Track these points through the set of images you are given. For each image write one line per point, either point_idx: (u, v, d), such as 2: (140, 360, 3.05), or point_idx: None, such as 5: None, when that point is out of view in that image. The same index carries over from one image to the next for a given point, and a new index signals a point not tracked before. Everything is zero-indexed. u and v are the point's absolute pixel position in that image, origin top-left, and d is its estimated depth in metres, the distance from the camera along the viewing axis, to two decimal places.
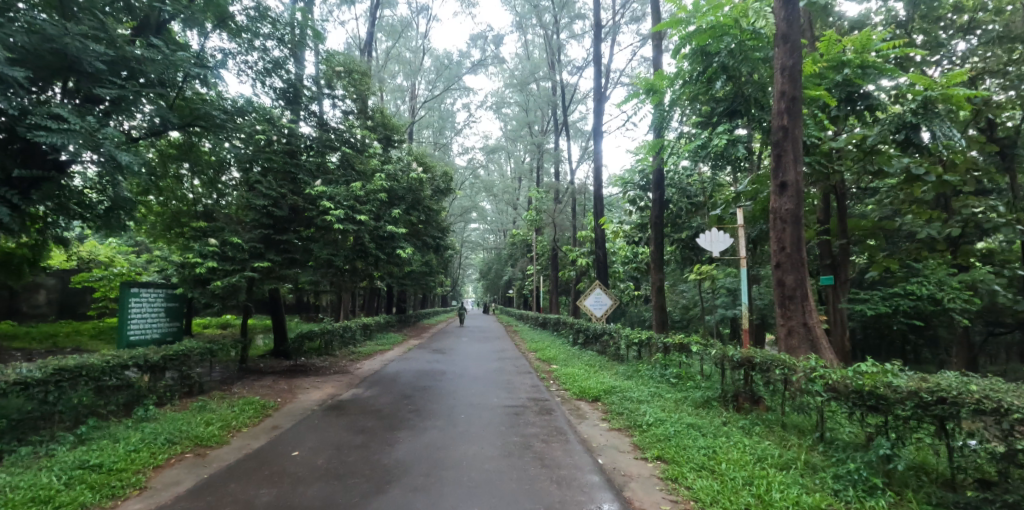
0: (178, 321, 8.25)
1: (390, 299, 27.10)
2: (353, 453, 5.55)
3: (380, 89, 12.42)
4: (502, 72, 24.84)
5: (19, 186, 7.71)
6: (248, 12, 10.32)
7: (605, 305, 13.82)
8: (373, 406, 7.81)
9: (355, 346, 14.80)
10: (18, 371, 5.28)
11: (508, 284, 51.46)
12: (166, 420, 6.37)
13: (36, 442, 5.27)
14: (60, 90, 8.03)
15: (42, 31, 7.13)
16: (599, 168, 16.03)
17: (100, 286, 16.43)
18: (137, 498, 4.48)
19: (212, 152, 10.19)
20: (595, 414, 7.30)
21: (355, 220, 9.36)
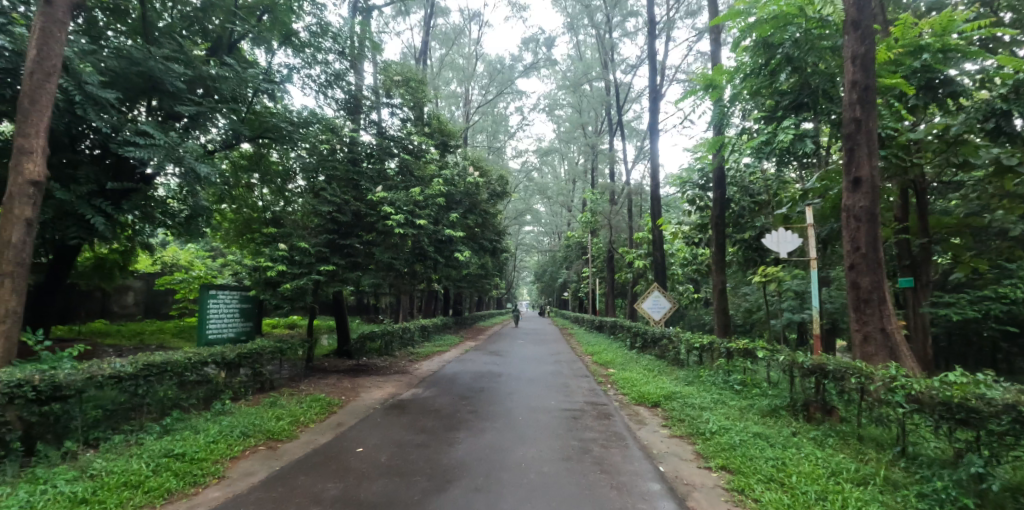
0: (252, 321, 8.68)
1: (447, 301, 27.59)
2: (414, 451, 5.68)
3: (436, 97, 12.67)
4: (555, 74, 24.73)
5: (112, 197, 8.46)
6: (310, 28, 10.87)
7: (664, 308, 13.41)
8: (433, 406, 7.97)
9: (414, 347, 15.17)
10: (114, 365, 5.73)
11: (563, 286, 51.18)
12: (242, 414, 6.76)
13: (127, 430, 5.77)
14: (145, 109, 8.73)
15: (129, 56, 7.89)
16: (656, 167, 15.65)
17: (182, 288, 17.72)
18: (216, 487, 4.80)
19: (279, 161, 10.75)
20: (655, 420, 7.12)
21: (415, 224, 9.56)
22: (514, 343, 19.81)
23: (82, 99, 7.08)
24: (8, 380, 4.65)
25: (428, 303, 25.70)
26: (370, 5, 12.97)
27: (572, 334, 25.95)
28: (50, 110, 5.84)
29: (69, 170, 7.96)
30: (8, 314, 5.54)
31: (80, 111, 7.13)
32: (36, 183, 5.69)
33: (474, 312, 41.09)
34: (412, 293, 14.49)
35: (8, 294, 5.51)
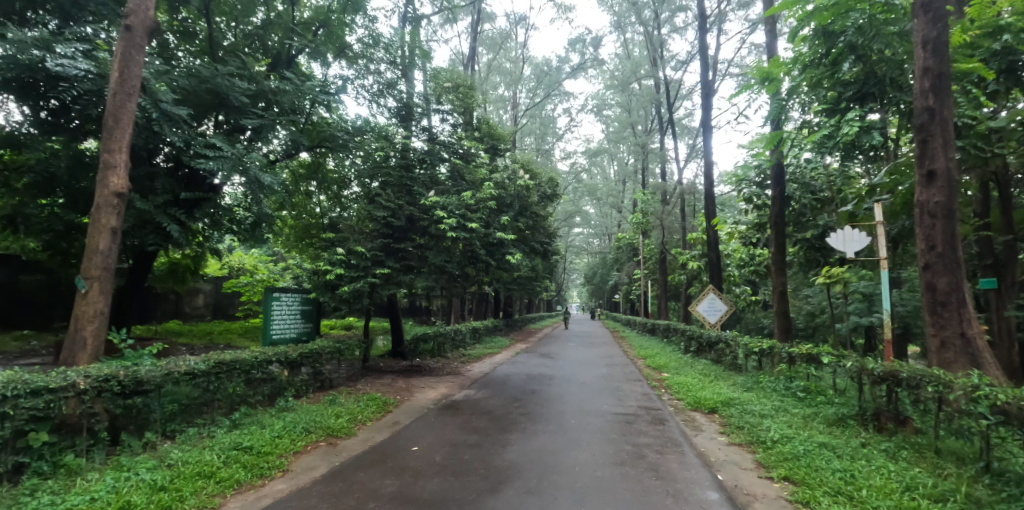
0: (311, 322, 9.04)
1: (497, 304, 27.81)
2: (468, 451, 5.76)
3: (486, 101, 12.77)
4: (602, 74, 24.46)
5: (185, 205, 9.06)
6: (363, 40, 11.28)
7: (719, 311, 12.95)
8: (485, 407, 8.05)
9: (466, 349, 15.36)
10: (188, 363, 6.12)
11: (614, 288, 50.48)
12: (304, 411, 7.06)
13: (200, 424, 6.15)
14: (212, 123, 9.28)
15: (199, 74, 8.48)
16: (710, 166, 15.19)
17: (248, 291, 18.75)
18: (280, 480, 5.04)
19: (335, 169, 11.19)
20: (712, 427, 6.89)
21: (467, 228, 9.65)
22: (564, 346, 19.70)
23: (158, 115, 7.62)
24: (97, 375, 5.05)
25: (479, 305, 25.99)
26: (418, 15, 13.28)
27: (623, 337, 25.57)
28: (130, 126, 6.30)
29: (147, 182, 8.59)
30: (96, 315, 6.03)
31: (157, 127, 7.68)
32: (120, 193, 6.16)
33: (524, 314, 41.21)
34: (464, 295, 14.70)
35: (96, 297, 6.00)
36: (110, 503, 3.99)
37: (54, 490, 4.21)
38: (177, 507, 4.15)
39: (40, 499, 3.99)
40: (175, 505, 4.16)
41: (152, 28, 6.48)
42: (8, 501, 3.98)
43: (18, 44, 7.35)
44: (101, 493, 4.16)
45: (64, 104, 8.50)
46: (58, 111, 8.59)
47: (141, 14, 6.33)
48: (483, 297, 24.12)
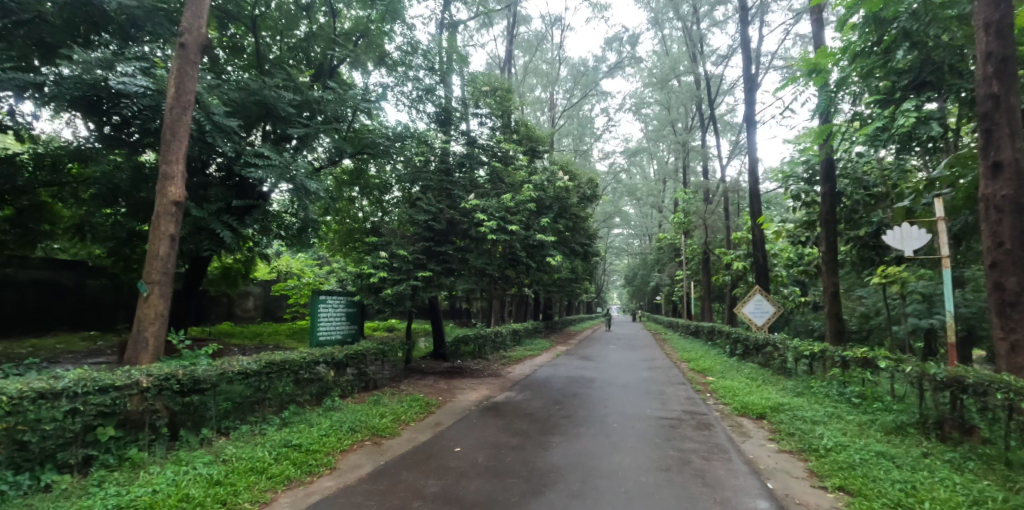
0: (356, 324, 9.27)
1: (537, 306, 27.81)
2: (511, 453, 5.79)
3: (524, 104, 12.78)
4: (640, 71, 24.09)
5: (236, 212, 9.47)
6: (401, 47, 11.51)
7: (767, 313, 12.50)
8: (527, 409, 8.07)
9: (506, 350, 15.43)
10: (241, 363, 6.39)
11: (655, 290, 49.57)
12: (349, 411, 7.25)
13: (253, 421, 6.42)
14: (261, 133, 9.67)
15: (248, 87, 8.87)
16: (755, 163, 14.73)
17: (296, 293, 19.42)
18: (328, 477, 5.20)
19: (377, 175, 11.45)
20: (760, 433, 6.67)
21: (508, 230, 9.58)
22: (605, 348, 19.51)
23: (211, 128, 8.00)
24: (158, 374, 5.34)
25: (518, 307, 26.07)
26: (455, 20, 13.43)
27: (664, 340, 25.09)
28: (186, 138, 6.63)
29: (201, 191, 9.02)
30: (157, 317, 6.36)
31: (210, 138, 8.06)
32: (177, 202, 6.49)
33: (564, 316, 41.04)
34: (504, 298, 14.77)
35: (157, 300, 6.33)
36: (171, 495, 4.21)
37: (120, 482, 4.48)
38: (232, 501, 4.33)
39: (108, 490, 4.24)
40: (230, 499, 4.35)
41: (204, 45, 6.81)
42: (80, 491, 4.26)
43: (83, 64, 7.82)
44: (163, 486, 4.40)
45: (125, 119, 8.92)
46: (120, 125, 9.02)
47: (194, 32, 6.67)
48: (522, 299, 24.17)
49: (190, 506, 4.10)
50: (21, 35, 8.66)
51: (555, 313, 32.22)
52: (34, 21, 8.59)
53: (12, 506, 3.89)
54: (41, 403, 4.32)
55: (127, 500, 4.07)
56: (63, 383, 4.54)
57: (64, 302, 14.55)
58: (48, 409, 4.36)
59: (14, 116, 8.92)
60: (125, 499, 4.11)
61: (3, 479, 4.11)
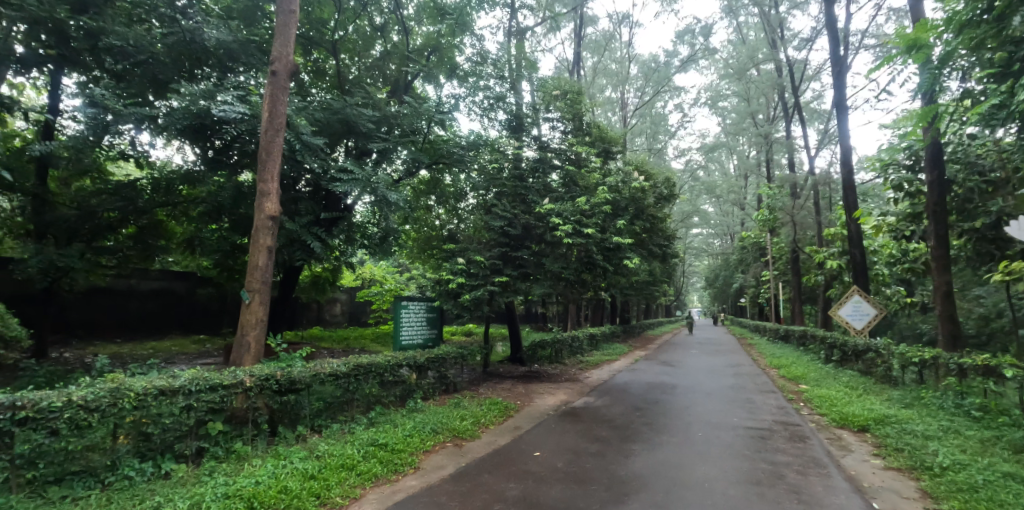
0: (436, 328, 9.53)
1: (613, 310, 27.37)
2: (591, 460, 5.73)
3: (595, 106, 12.65)
4: (714, 63, 23.09)
5: (323, 224, 10.11)
6: (472, 58, 11.81)
7: (867, 316, 11.51)
8: (606, 415, 7.96)
9: (583, 356, 15.31)
10: (332, 365, 6.81)
11: (738, 291, 47.02)
12: (432, 413, 7.50)
13: (343, 421, 6.81)
14: (344, 149, 10.25)
15: (331, 107, 9.46)
16: (848, 152, 13.64)
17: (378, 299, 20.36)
18: (412, 475, 5.41)
19: (453, 184, 11.78)
20: (862, 447, 6.14)
21: (583, 233, 9.35)
22: (686, 353, 18.81)
23: (301, 146, 8.60)
24: (259, 374, 5.82)
25: (594, 311, 25.77)
26: (523, 27, 13.56)
27: (750, 344, 23.76)
28: (279, 158, 7.17)
29: (293, 205, 9.71)
30: (258, 322, 6.90)
31: (300, 156, 8.67)
32: (273, 217, 7.03)
33: (641, 319, 40.01)
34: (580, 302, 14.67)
35: (257, 307, 6.88)
36: (272, 487, 4.55)
37: (227, 472, 4.91)
38: (325, 495, 4.62)
39: (218, 479, 4.66)
40: (323, 493, 4.64)
41: (292, 71, 7.33)
42: (194, 479, 4.72)
43: (189, 97, 8.68)
44: (265, 477, 4.77)
45: (226, 143, 9.82)
46: (222, 149, 9.91)
47: (284, 59, 7.20)
48: (598, 303, 23.85)
49: (289, 498, 4.41)
50: (139, 75, 9.74)
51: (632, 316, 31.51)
52: (148, 61, 9.63)
53: (140, 490, 4.37)
54: (162, 399, 4.83)
55: (235, 489, 4.45)
56: (180, 381, 5.07)
57: (179, 308, 16.22)
58: (168, 405, 4.88)
59: (135, 146, 10.05)
60: (233, 488, 4.50)
61: (131, 465, 4.64)
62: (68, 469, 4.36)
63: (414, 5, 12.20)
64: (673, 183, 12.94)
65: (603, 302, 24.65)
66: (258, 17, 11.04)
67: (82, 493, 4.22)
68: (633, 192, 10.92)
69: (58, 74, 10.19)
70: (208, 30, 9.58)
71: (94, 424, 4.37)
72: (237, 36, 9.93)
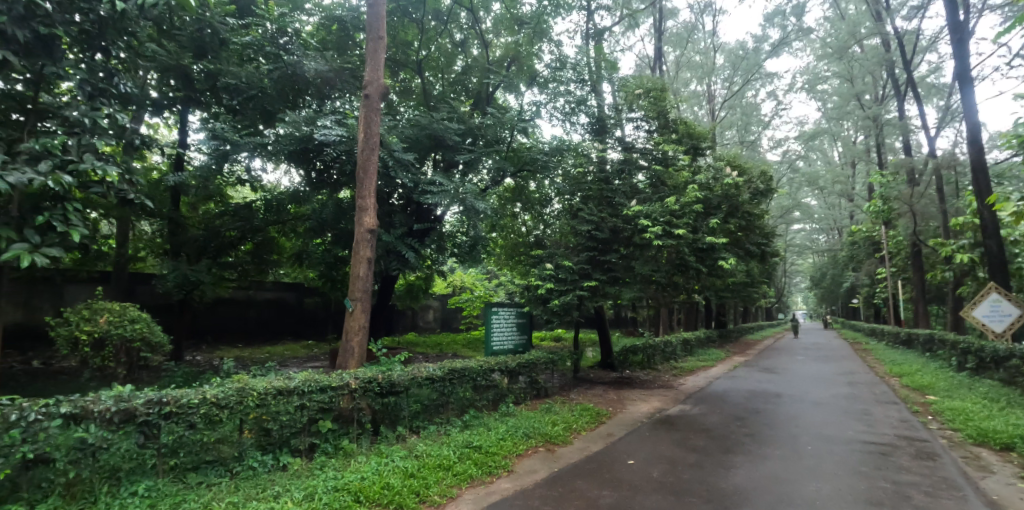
0: (526, 334, 9.60)
1: (708, 314, 26.06)
2: (687, 470, 5.53)
3: (680, 101, 12.20)
4: (809, 44, 21.41)
5: (415, 235, 10.62)
6: (551, 64, 11.85)
7: (1008, 317, 10.11)
8: (703, 424, 7.62)
9: (677, 361, 14.75)
10: (428, 369, 7.13)
11: (849, 291, 42.86)
12: (524, 417, 7.60)
13: (440, 422, 7.09)
14: (432, 162, 10.72)
15: (418, 123, 9.93)
16: (977, 130, 12.05)
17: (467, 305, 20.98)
18: (505, 478, 5.53)
19: (538, 190, 11.90)
20: (1008, 469, 5.37)
21: (674, 235, 9.00)
22: (791, 359, 17.49)
23: (393, 162, 9.12)
24: (363, 377, 6.23)
25: (686, 315, 24.72)
26: (601, 28, 13.42)
27: (866, 350, 21.56)
28: (375, 175, 7.64)
29: (388, 218, 10.31)
30: (360, 329, 7.36)
31: (393, 172, 9.21)
32: (371, 230, 7.50)
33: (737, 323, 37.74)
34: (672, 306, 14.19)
35: (360, 314, 7.36)
36: (375, 483, 4.85)
37: (336, 468, 5.30)
38: (424, 493, 4.85)
39: (328, 473, 5.05)
40: (423, 491, 4.87)
41: (384, 92, 7.80)
42: (308, 472, 5.15)
43: (294, 124, 9.52)
44: (370, 473, 5.09)
45: (326, 164, 10.65)
46: (323, 170, 10.77)
47: (375, 83, 7.68)
48: (691, 306, 22.86)
49: (391, 494, 4.67)
50: (251, 108, 10.83)
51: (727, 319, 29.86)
52: (258, 95, 10.71)
53: (262, 479, 4.85)
54: (280, 398, 5.34)
55: (344, 483, 4.80)
56: (294, 382, 5.56)
57: (290, 316, 17.81)
58: (284, 404, 5.38)
59: (250, 172, 11.18)
60: (343, 482, 4.86)
61: (255, 457, 5.15)
62: (202, 458, 4.92)
63: (492, 18, 12.53)
64: (770, 177, 12.11)
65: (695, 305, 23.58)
66: (350, 45, 11.90)
67: (215, 479, 4.76)
68: (726, 188, 10.38)
69: (186, 113, 11.58)
70: (307, 62, 10.46)
71: (223, 419, 4.91)
72: (333, 65, 10.74)
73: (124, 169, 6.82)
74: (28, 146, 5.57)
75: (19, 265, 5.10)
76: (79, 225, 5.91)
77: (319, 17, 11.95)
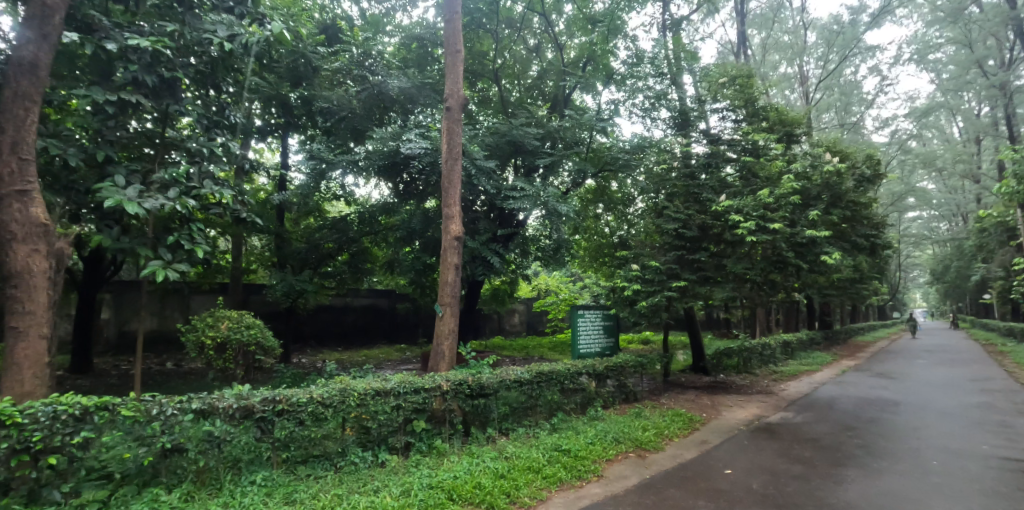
0: (613, 337, 9.43)
1: (811, 314, 24.13)
2: (792, 483, 5.16)
3: (771, 87, 11.42)
4: (917, 10, 19.23)
5: (500, 239, 10.84)
6: (627, 61, 11.58)
7: None
8: (809, 434, 7.08)
9: (777, 365, 13.84)
10: (516, 372, 7.23)
11: (980, 285, 37.78)
12: (613, 422, 7.46)
13: (528, 425, 7.14)
14: (512, 168, 10.88)
15: (498, 130, 10.13)
16: None
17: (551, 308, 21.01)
18: (595, 483, 5.48)
19: (620, 190, 11.69)
20: None
21: (769, 230, 8.46)
22: (912, 363, 15.77)
23: (475, 170, 9.37)
24: (453, 379, 6.43)
25: (786, 316, 23.08)
26: (679, 18, 12.91)
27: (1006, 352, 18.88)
28: (459, 184, 7.86)
29: (472, 224, 10.59)
30: (449, 333, 7.59)
31: (475, 180, 9.45)
32: (457, 237, 7.73)
33: (843, 323, 34.73)
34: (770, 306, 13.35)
35: (449, 319, 7.60)
36: (467, 482, 4.98)
37: (430, 466, 5.51)
38: (515, 494, 4.90)
39: (423, 471, 5.25)
40: (513, 492, 4.93)
41: (464, 103, 8.00)
42: (404, 469, 5.39)
43: (382, 138, 10.03)
44: (462, 473, 5.23)
45: (412, 176, 11.15)
46: (409, 181, 11.27)
47: (455, 95, 7.91)
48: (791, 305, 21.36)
49: (483, 493, 4.78)
50: (343, 128, 11.57)
51: (832, 320, 27.50)
52: (349, 115, 11.41)
53: (362, 474, 5.15)
54: (378, 399, 5.65)
55: (438, 481, 4.97)
56: (390, 384, 5.86)
57: (384, 320, 18.78)
58: (382, 404, 5.67)
59: (344, 187, 11.93)
60: (436, 480, 5.03)
61: (356, 453, 5.45)
62: (311, 453, 5.26)
63: (565, 20, 12.46)
64: (878, 160, 11.00)
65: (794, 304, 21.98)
66: (428, 61, 12.38)
67: (321, 472, 5.11)
68: (827, 176, 9.58)
69: (287, 137, 12.63)
70: (392, 81, 11.04)
71: (328, 416, 5.27)
72: (415, 81, 11.25)
73: (237, 191, 7.53)
74: (161, 176, 6.31)
75: (155, 279, 5.73)
76: (201, 242, 6.59)
77: (400, 38, 12.53)
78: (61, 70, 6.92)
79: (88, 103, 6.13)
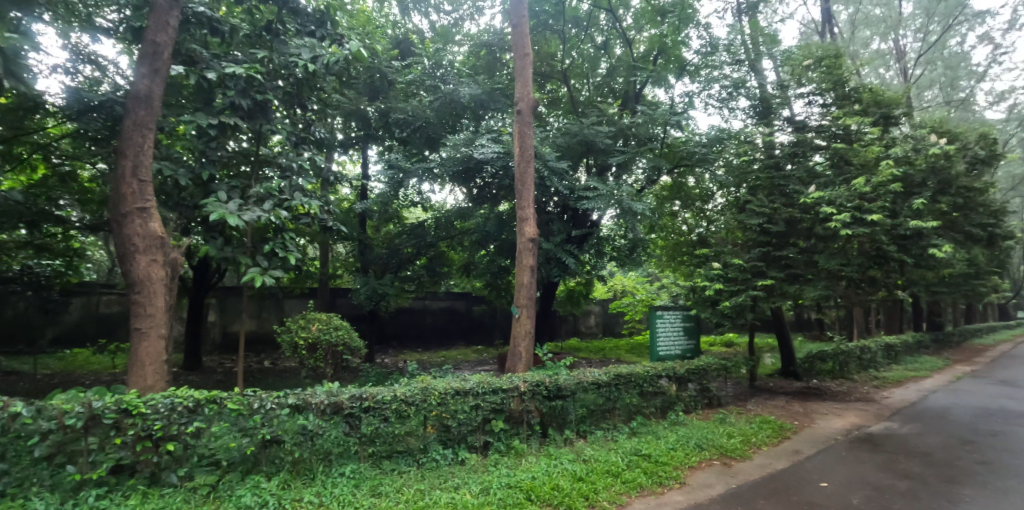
0: (694, 338, 9.12)
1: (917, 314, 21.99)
2: (897, 499, 4.76)
3: (864, 66, 10.55)
4: None
5: (575, 240, 10.82)
6: (701, 51, 11.17)
7: None
8: (917, 446, 6.47)
9: (878, 369, 12.78)
10: (593, 375, 7.17)
11: None
12: (696, 427, 7.21)
13: (606, 428, 7.06)
14: (584, 168, 10.82)
15: (569, 130, 10.11)
16: None
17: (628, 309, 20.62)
18: (677, 490, 5.33)
19: (698, 186, 11.28)
20: None
21: (866, 221, 7.83)
22: None
23: (546, 171, 9.41)
24: (530, 380, 6.49)
25: (887, 316, 21.19)
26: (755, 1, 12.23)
27: None
28: (531, 186, 7.91)
29: (546, 226, 10.63)
30: (526, 334, 7.66)
31: (547, 181, 9.49)
32: (532, 239, 7.77)
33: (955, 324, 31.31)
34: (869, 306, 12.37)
35: (525, 320, 7.67)
36: (546, 483, 5.01)
37: (509, 466, 5.59)
38: (595, 498, 4.86)
39: (502, 471, 5.32)
40: (592, 495, 4.90)
41: (533, 105, 8.03)
42: (483, 468, 5.51)
43: (455, 144, 10.29)
44: (541, 474, 5.26)
45: (485, 181, 11.36)
46: (481, 185, 11.49)
47: (525, 98, 7.96)
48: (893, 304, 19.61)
49: (562, 495, 4.79)
50: (417, 137, 11.97)
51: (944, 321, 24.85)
52: (423, 125, 11.81)
53: (444, 471, 5.32)
54: (459, 398, 5.81)
55: (516, 481, 5.03)
56: (469, 384, 6.01)
57: (461, 322, 19.28)
58: (462, 404, 5.83)
59: (420, 194, 12.38)
60: (515, 480, 5.09)
61: (438, 451, 5.63)
62: (394, 449, 5.49)
63: (633, 14, 12.15)
64: (995, 140, 9.87)
65: (896, 302, 20.12)
66: (497, 65, 12.57)
67: (405, 468, 5.33)
68: (933, 161, 8.71)
69: (367, 149, 13.31)
70: (463, 88, 11.30)
71: (411, 414, 5.47)
72: (485, 87, 11.47)
73: (324, 202, 8.01)
74: (257, 191, 6.85)
75: (255, 285, 6.23)
76: (293, 250, 7.07)
77: (468, 46, 12.82)
78: (170, 99, 7.70)
79: (194, 127, 6.76)
